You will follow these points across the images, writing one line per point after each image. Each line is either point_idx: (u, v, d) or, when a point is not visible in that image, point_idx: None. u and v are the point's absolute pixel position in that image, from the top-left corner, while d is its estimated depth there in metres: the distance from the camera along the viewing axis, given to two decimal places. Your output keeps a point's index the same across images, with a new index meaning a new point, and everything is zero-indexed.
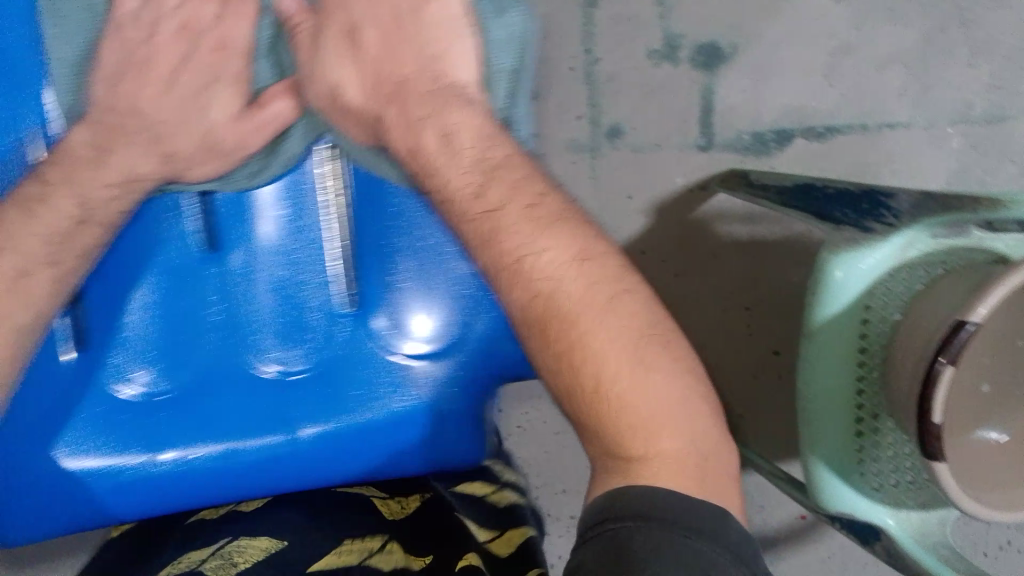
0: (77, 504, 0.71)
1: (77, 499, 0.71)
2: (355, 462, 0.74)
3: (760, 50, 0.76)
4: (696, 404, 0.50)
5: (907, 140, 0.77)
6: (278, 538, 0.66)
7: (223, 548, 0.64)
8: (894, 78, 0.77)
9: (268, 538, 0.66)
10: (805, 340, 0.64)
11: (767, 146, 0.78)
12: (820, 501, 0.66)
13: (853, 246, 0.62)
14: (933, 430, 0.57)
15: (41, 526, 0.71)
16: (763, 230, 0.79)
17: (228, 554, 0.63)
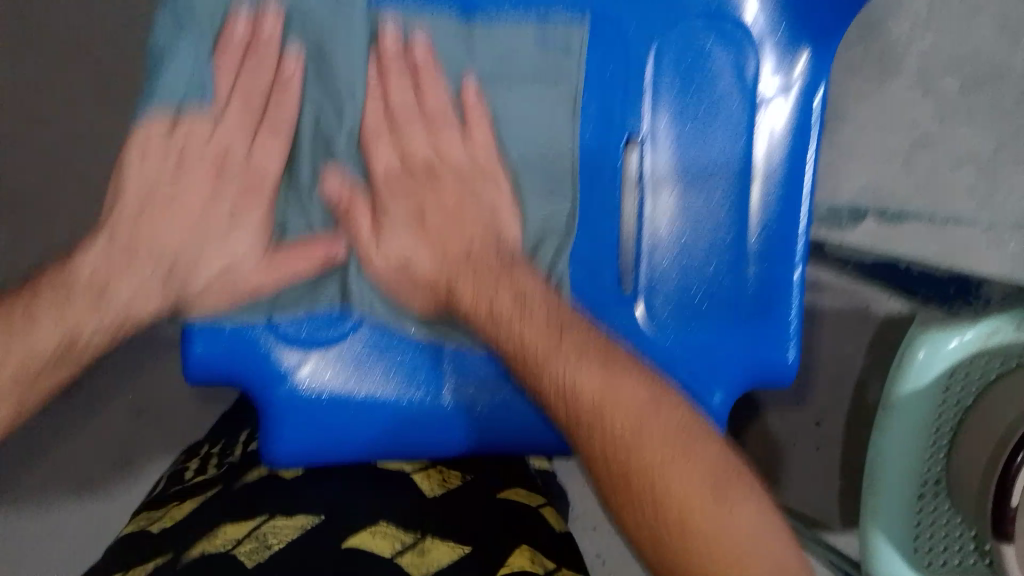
0: (285, 425, 0.55)
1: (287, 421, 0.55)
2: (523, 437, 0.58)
3: (844, 130, 0.78)
4: (730, 494, 0.44)
5: (968, 238, 0.80)
6: (314, 513, 0.54)
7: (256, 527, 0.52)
8: (965, 177, 0.79)
9: (303, 514, 0.54)
10: (883, 410, 0.66)
11: (841, 221, 0.80)
12: (870, 569, 0.67)
13: (940, 327, 0.64)
14: (1009, 515, 0.59)
15: (294, 438, 0.55)
16: (827, 299, 0.81)
17: (261, 537, 0.51)
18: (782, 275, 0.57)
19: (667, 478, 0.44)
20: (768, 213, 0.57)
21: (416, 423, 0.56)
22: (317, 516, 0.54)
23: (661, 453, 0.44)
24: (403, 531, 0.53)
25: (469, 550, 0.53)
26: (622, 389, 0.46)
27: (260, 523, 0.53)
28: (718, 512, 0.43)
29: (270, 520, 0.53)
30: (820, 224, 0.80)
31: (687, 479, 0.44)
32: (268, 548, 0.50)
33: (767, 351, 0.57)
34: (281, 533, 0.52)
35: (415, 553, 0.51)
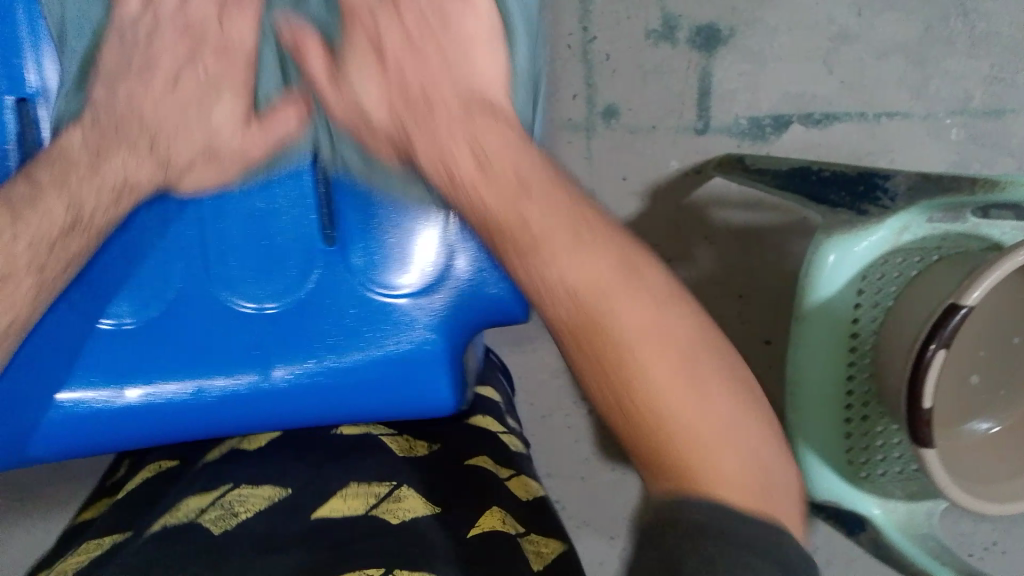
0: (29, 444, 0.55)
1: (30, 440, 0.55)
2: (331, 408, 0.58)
3: (757, 36, 0.74)
4: (749, 416, 0.38)
5: (904, 131, 0.76)
6: (282, 486, 0.53)
7: (221, 498, 0.52)
8: (893, 68, 0.75)
9: (271, 486, 0.53)
10: (795, 322, 0.63)
11: (765, 131, 0.76)
12: (807, 488, 0.65)
13: (848, 229, 0.61)
14: (924, 417, 0.56)
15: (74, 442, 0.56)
16: (762, 219, 0.77)
17: (227, 505, 0.51)
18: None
19: (664, 404, 0.37)
20: None
21: (187, 419, 0.56)
22: (282, 492, 0.52)
23: (660, 352, 0.39)
24: (377, 485, 0.53)
25: (440, 508, 0.52)
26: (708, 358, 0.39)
27: (224, 492, 0.52)
28: (663, 353, 0.38)
29: (235, 488, 0.53)
30: (744, 137, 0.77)
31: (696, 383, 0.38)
32: (234, 515, 0.49)
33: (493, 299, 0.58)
34: (248, 501, 0.51)
35: (389, 501, 0.51)
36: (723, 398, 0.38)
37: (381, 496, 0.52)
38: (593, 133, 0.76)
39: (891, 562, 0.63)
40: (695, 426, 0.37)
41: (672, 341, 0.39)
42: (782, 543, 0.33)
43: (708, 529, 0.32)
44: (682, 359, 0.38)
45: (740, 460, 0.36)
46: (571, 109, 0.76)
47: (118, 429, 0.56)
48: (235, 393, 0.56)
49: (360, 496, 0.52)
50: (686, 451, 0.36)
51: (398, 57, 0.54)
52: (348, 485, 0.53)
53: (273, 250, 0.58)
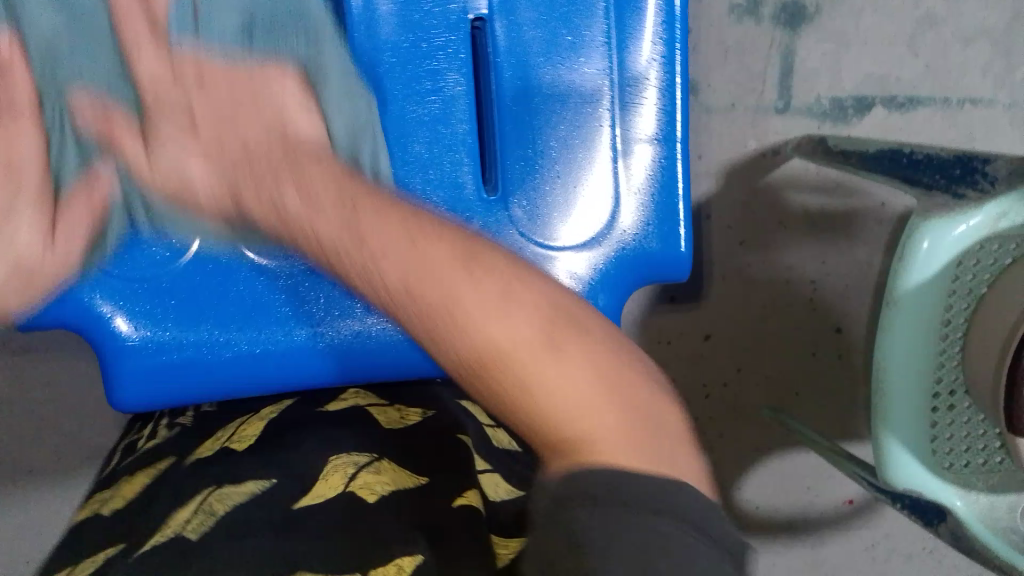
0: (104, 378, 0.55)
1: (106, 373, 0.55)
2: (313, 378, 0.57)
3: (843, 16, 0.72)
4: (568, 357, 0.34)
5: (985, 119, 0.74)
6: (263, 479, 0.49)
7: (201, 500, 0.46)
8: (979, 54, 0.73)
9: (251, 479, 0.48)
10: (888, 307, 0.61)
11: (846, 113, 0.75)
12: (888, 477, 0.63)
13: (945, 213, 0.59)
14: (1021, 405, 0.56)
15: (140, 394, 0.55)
16: (838, 205, 0.76)
17: (210, 508, 0.46)
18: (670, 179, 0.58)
19: (517, 365, 0.33)
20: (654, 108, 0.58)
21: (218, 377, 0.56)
22: (267, 479, 0.48)
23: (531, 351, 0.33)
24: (358, 454, 0.50)
25: (425, 481, 0.49)
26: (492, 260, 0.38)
27: (206, 496, 0.47)
28: (478, 282, 0.35)
29: (214, 490, 0.47)
30: (824, 119, 0.75)
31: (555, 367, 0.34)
32: (213, 514, 0.44)
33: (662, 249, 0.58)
34: (230, 499, 0.46)
35: (369, 474, 0.48)
36: (524, 312, 0.34)
37: (361, 465, 0.48)
38: None
39: (971, 554, 0.62)
40: (557, 391, 0.33)
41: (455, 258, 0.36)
42: (713, 519, 0.31)
43: (614, 498, 0.30)
44: (500, 311, 0.34)
45: (599, 378, 0.34)
46: None
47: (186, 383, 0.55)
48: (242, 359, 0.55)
49: (341, 466, 0.49)
50: (566, 430, 0.33)
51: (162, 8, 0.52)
52: (330, 457, 0.49)
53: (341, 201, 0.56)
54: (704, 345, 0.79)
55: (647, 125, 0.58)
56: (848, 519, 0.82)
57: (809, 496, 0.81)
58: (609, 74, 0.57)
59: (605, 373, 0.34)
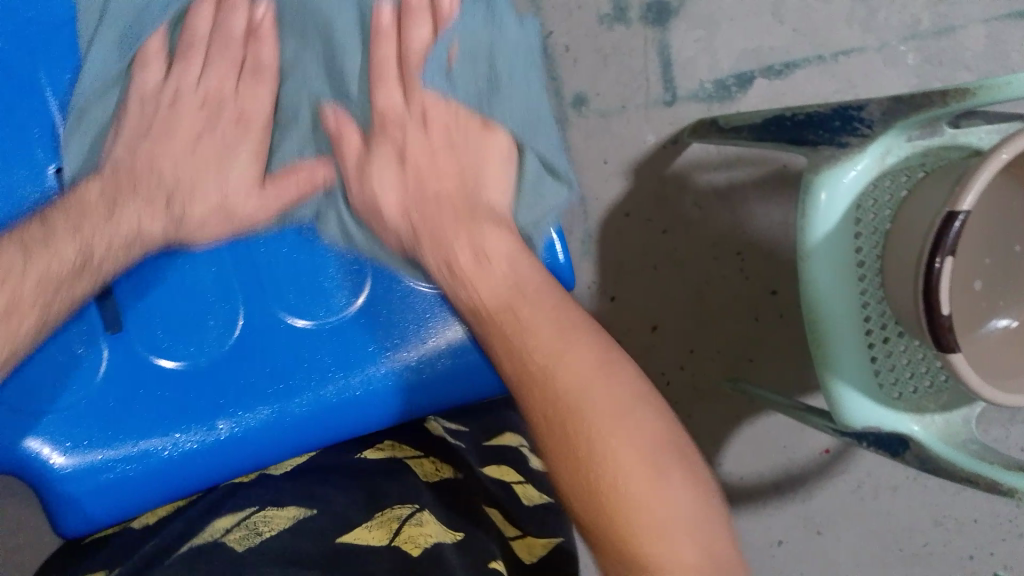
0: (99, 500, 0.53)
1: (83, 500, 0.53)
2: (322, 434, 0.57)
3: (704, 1, 0.77)
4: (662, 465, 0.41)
5: (864, 66, 0.78)
6: (306, 505, 0.54)
7: (247, 518, 0.52)
8: (840, 7, 0.77)
9: (294, 506, 0.54)
10: (802, 262, 0.64)
11: (729, 90, 0.78)
12: (846, 420, 0.66)
13: (834, 164, 0.63)
14: (945, 323, 0.58)
15: (105, 508, 0.54)
16: (743, 174, 0.79)
17: (252, 526, 0.51)
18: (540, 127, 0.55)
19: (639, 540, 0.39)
20: None
21: (209, 462, 0.55)
22: (309, 508, 0.54)
23: None
24: (399, 509, 0.54)
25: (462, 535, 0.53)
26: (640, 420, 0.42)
27: (251, 514, 0.53)
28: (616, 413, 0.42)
29: (262, 510, 0.53)
30: (711, 101, 0.78)
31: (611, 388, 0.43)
32: (259, 535, 0.49)
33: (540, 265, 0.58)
34: (274, 523, 0.51)
35: (412, 527, 0.52)
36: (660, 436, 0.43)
37: (407, 517, 0.53)
38: (567, 124, 0.78)
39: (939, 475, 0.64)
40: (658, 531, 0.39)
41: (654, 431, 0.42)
42: None
43: None
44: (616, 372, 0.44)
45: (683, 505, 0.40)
46: None
47: (153, 487, 0.54)
48: (246, 432, 0.55)
49: (387, 520, 0.53)
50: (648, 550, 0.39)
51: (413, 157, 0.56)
52: (378, 511, 0.54)
53: (290, 271, 0.57)
54: (652, 335, 0.81)
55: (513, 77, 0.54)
56: (831, 468, 0.83)
57: (787, 454, 0.83)
58: None
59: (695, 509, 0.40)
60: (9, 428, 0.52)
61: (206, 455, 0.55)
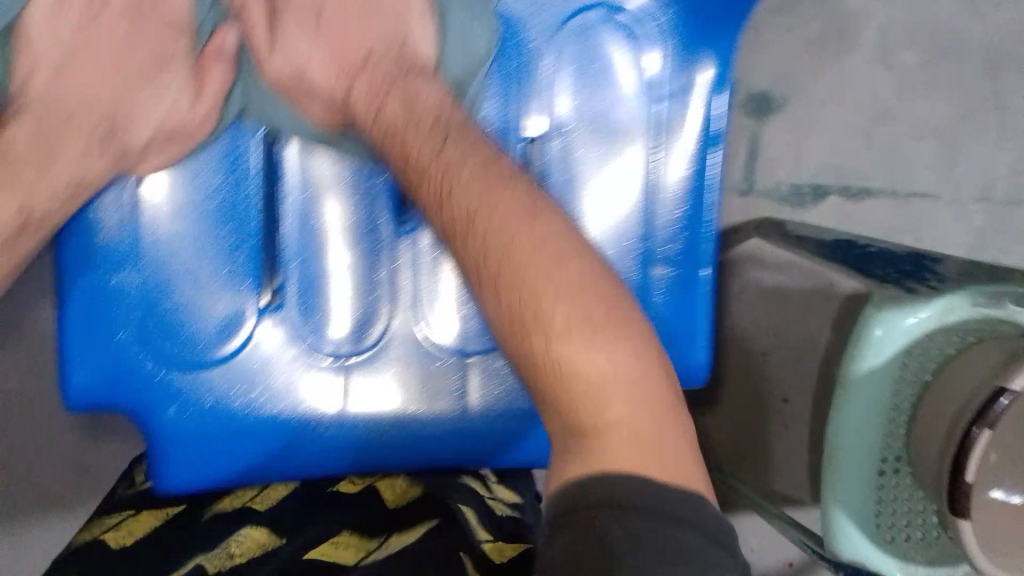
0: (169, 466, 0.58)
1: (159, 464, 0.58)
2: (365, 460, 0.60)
3: (805, 106, 0.78)
4: (614, 340, 0.41)
5: (931, 212, 0.80)
6: (280, 530, 0.56)
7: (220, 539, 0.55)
8: (927, 151, 0.79)
9: (267, 529, 0.56)
10: (840, 389, 0.65)
11: (803, 198, 0.79)
12: (835, 549, 0.67)
13: (897, 305, 0.64)
14: (964, 490, 0.59)
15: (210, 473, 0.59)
16: (791, 280, 0.80)
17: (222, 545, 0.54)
18: (701, 193, 0.63)
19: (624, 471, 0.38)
20: (677, 231, 0.63)
21: (273, 451, 0.59)
22: (280, 537, 0.55)
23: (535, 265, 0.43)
24: (365, 538, 0.56)
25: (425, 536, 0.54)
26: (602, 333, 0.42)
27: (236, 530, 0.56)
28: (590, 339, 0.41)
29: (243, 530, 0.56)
30: (783, 203, 0.80)
31: (557, 301, 0.42)
32: (229, 557, 0.52)
33: (681, 346, 0.63)
34: (245, 547, 0.54)
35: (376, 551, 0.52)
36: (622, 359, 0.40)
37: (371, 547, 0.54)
38: None
39: None
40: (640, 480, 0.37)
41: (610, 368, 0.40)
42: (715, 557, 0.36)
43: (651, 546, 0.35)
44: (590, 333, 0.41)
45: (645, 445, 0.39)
46: None
47: (223, 468, 0.59)
48: (311, 423, 0.59)
49: (351, 547, 0.54)
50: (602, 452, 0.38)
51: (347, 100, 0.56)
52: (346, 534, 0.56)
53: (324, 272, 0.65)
54: None
55: (686, 140, 0.62)
56: None
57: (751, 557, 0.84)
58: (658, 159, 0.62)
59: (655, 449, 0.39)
60: (85, 369, 0.57)
61: (238, 432, 0.59)
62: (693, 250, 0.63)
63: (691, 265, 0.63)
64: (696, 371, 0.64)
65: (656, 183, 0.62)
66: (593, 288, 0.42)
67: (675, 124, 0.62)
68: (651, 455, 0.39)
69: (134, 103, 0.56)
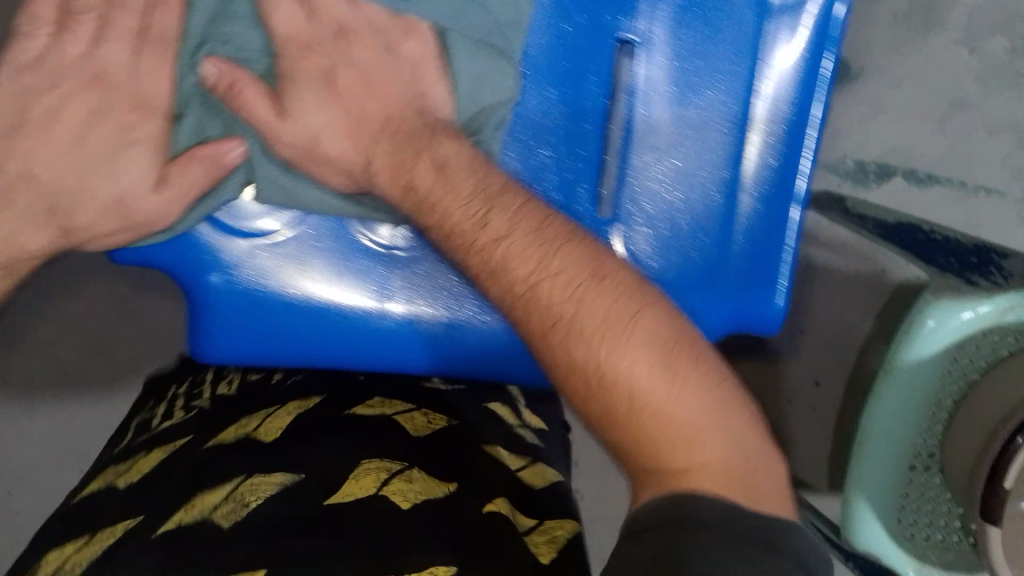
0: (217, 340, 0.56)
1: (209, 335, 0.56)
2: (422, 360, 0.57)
3: (882, 81, 0.75)
4: (708, 403, 0.43)
5: (996, 210, 0.77)
6: (294, 470, 0.49)
7: (233, 492, 0.47)
8: (1002, 146, 0.76)
9: (281, 470, 0.49)
10: (882, 374, 0.63)
11: (866, 177, 0.76)
12: (851, 539, 0.65)
13: (954, 297, 0.61)
14: (999, 497, 0.57)
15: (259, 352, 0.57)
16: (841, 260, 0.77)
17: (239, 496, 0.47)
18: (809, 95, 0.57)
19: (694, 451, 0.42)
20: (762, 171, 0.58)
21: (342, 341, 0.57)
22: (296, 473, 0.49)
23: (603, 343, 0.43)
24: (389, 462, 0.50)
25: (454, 487, 0.50)
26: (627, 314, 0.44)
27: (237, 483, 0.48)
28: (628, 337, 0.43)
29: (247, 478, 0.48)
30: (845, 179, 0.76)
31: (609, 333, 0.43)
32: (246, 506, 0.46)
33: (755, 303, 0.59)
34: (261, 490, 0.47)
35: (400, 482, 0.48)
36: (688, 381, 0.43)
37: (397, 473, 0.49)
38: None
39: None
40: (734, 472, 0.42)
41: (654, 363, 0.43)
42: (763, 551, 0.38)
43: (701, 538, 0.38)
44: (618, 324, 0.44)
45: (719, 431, 0.43)
46: None
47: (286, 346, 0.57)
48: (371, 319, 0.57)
49: (373, 473, 0.49)
50: (686, 458, 0.42)
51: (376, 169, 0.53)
52: (365, 460, 0.50)
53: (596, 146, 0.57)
54: None
55: (786, 57, 0.57)
56: None
57: None
58: (733, 99, 0.56)
59: (744, 448, 0.43)
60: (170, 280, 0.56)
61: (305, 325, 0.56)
62: (773, 183, 0.58)
63: (775, 205, 0.59)
64: (769, 320, 0.60)
65: (716, 128, 0.57)
66: (605, 296, 0.45)
67: (763, 62, 0.57)
68: (719, 466, 0.42)
69: (85, 201, 0.51)
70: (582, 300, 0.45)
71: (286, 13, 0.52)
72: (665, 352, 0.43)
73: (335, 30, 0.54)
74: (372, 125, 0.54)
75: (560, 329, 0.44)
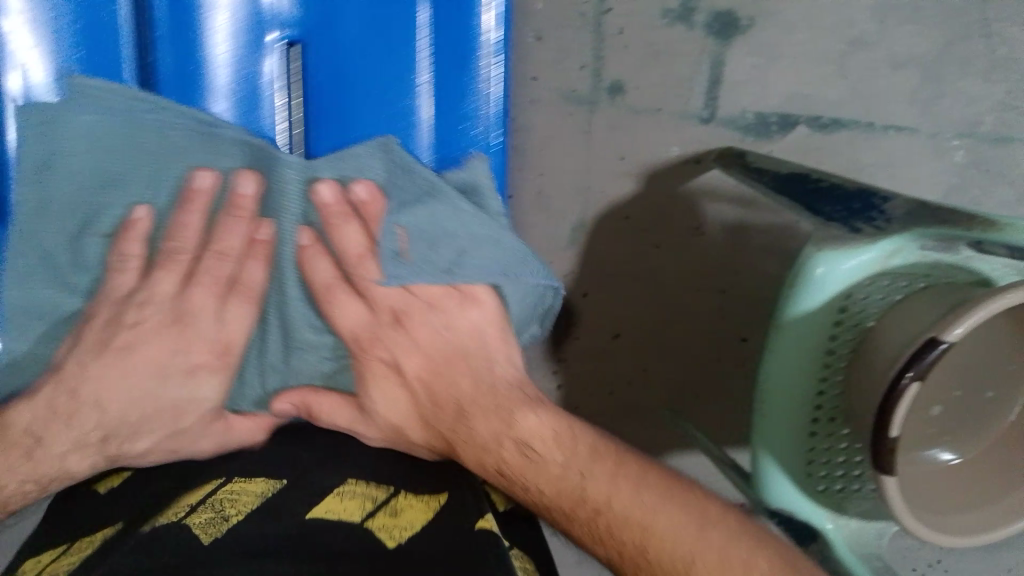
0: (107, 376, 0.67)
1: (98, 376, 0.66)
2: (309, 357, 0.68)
3: (773, 30, 0.72)
4: (712, 531, 0.49)
5: (907, 148, 0.75)
6: (276, 478, 0.58)
7: (212, 496, 0.56)
8: (908, 80, 0.73)
9: (264, 479, 0.58)
10: (775, 330, 0.63)
11: (769, 130, 0.75)
12: (765, 494, 0.65)
13: (840, 245, 0.60)
14: (890, 445, 0.56)
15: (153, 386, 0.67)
16: (753, 216, 0.76)
17: (218, 505, 0.54)
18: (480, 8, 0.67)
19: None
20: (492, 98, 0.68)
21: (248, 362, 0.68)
22: (278, 481, 0.58)
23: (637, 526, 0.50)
24: (374, 488, 0.58)
25: (443, 499, 0.58)
26: (662, 499, 0.51)
27: (221, 486, 0.57)
28: (653, 518, 0.50)
29: (229, 484, 0.57)
30: (747, 133, 0.75)
31: (616, 486, 0.52)
32: (225, 520, 0.53)
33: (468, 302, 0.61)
34: (249, 490, 0.57)
35: (385, 514, 0.55)
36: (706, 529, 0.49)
37: (381, 499, 0.57)
38: (596, 108, 0.75)
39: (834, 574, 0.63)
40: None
41: (681, 521, 0.50)
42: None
43: None
44: (619, 486, 0.52)
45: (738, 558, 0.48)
46: (575, 80, 0.74)
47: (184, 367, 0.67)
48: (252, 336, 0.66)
49: (358, 496, 0.57)
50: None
51: (420, 379, 0.64)
52: (348, 482, 0.58)
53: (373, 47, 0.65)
54: (610, 342, 0.80)
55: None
56: None
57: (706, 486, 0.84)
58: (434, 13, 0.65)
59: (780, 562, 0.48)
60: None
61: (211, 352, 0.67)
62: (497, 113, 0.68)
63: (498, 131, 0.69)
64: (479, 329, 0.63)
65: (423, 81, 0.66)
66: (624, 479, 0.53)
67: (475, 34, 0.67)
68: None
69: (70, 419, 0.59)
70: (613, 489, 0.52)
71: (326, 190, 0.59)
72: (670, 503, 0.51)
73: (342, 200, 0.60)
74: (390, 302, 0.64)
75: (598, 511, 0.52)
